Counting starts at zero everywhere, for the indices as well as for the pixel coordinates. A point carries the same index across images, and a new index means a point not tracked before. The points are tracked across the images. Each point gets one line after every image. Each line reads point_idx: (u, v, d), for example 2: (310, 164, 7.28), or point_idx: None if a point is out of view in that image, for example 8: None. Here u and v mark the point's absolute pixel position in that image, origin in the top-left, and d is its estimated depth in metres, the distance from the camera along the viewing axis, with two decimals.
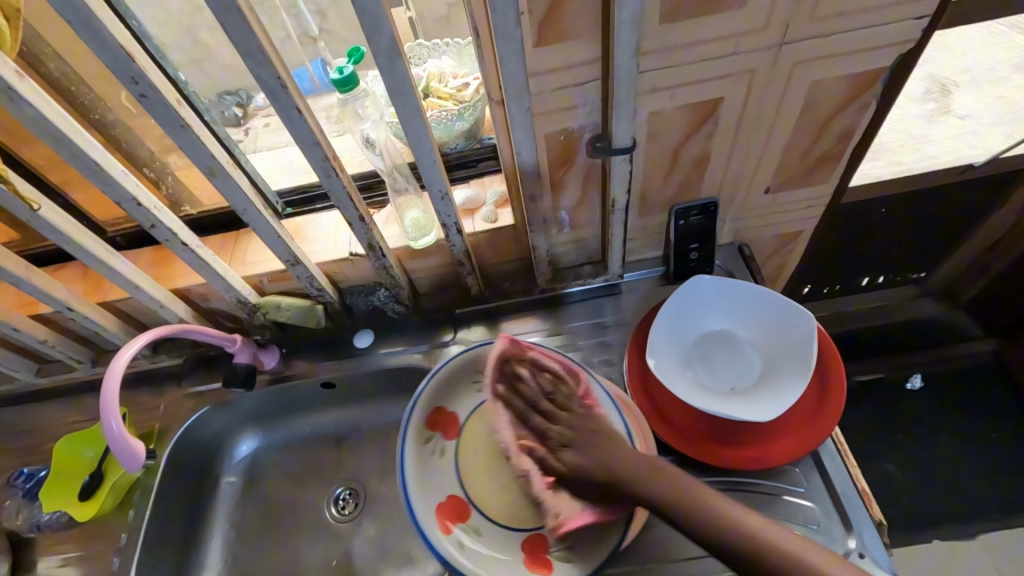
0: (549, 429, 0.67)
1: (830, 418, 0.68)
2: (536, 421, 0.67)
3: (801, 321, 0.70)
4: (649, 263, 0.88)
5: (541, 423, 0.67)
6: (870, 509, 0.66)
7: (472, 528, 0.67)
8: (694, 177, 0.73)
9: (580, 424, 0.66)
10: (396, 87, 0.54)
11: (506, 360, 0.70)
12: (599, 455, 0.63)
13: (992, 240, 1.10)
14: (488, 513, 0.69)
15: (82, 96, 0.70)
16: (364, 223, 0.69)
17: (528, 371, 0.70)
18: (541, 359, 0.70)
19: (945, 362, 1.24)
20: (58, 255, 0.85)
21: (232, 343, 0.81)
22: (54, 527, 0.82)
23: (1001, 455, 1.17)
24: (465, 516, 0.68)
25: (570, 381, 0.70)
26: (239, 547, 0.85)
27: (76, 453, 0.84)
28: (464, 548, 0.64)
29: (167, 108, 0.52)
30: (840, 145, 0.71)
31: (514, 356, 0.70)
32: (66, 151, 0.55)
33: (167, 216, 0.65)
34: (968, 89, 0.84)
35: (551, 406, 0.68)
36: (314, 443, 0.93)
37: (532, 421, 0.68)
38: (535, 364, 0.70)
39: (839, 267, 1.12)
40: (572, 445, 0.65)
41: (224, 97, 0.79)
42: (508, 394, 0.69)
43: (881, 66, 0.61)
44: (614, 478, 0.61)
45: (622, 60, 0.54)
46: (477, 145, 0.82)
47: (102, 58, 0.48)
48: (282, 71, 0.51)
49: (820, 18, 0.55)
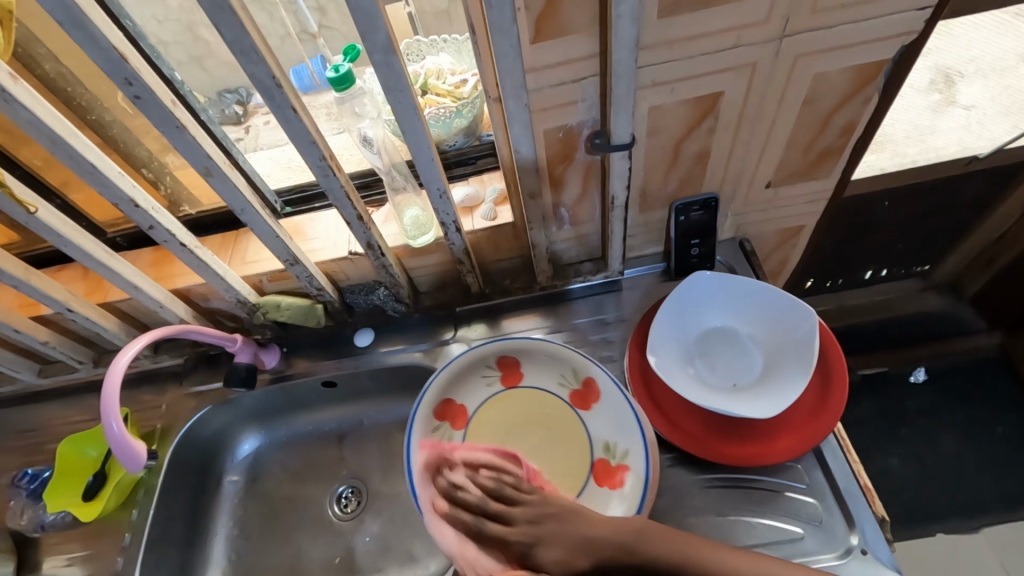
0: (508, 535, 0.57)
1: (832, 415, 0.68)
2: (491, 528, 0.58)
3: (803, 317, 0.70)
4: (650, 259, 0.88)
5: (496, 528, 0.58)
6: (873, 505, 0.66)
7: None
8: (694, 172, 0.73)
9: (537, 512, 0.58)
10: (392, 85, 0.54)
11: (438, 471, 0.66)
12: (580, 540, 0.55)
13: (998, 233, 1.09)
14: None
15: (79, 96, 0.70)
16: (362, 222, 0.69)
17: (463, 476, 0.64)
18: (465, 458, 0.66)
19: (950, 355, 1.23)
20: (58, 256, 0.85)
21: (233, 343, 0.81)
22: (58, 526, 0.83)
23: (1007, 449, 1.17)
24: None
25: (508, 467, 0.64)
26: (243, 546, 0.86)
27: (79, 453, 0.85)
28: None
29: (162, 108, 0.52)
30: (842, 139, 0.70)
31: (441, 463, 0.66)
32: (63, 153, 0.55)
33: (165, 217, 0.65)
34: (975, 80, 0.83)
35: (501, 504, 0.60)
36: (316, 441, 0.93)
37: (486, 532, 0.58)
38: (468, 462, 0.65)
39: (843, 261, 1.11)
40: (538, 541, 0.56)
41: (224, 95, 0.79)
42: (451, 511, 0.61)
43: (883, 59, 0.60)
44: (606, 559, 0.54)
45: (621, 55, 0.53)
46: (476, 142, 0.81)
47: (96, 59, 0.48)
48: (277, 70, 0.51)
49: (821, 11, 0.55)
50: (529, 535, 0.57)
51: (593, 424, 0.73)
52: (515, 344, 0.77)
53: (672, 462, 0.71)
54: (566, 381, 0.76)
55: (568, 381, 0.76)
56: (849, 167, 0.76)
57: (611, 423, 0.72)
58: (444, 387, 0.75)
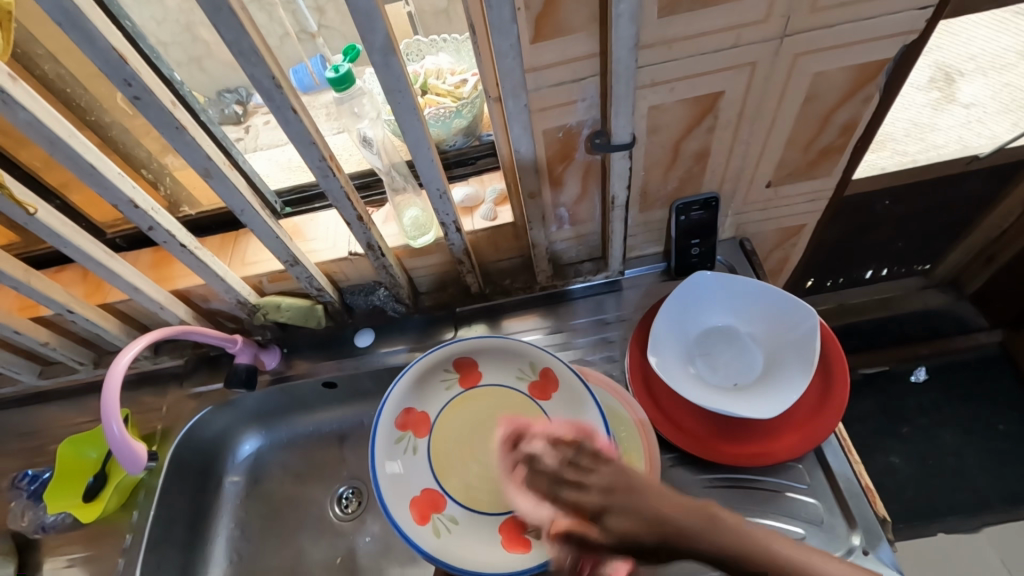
0: (581, 497, 0.56)
1: (833, 415, 0.68)
2: (567, 493, 0.58)
3: (804, 316, 0.70)
4: (650, 259, 0.88)
5: (572, 494, 0.58)
6: (874, 505, 0.65)
7: (449, 518, 0.70)
8: (695, 171, 0.73)
9: (608, 478, 0.56)
10: (391, 85, 0.53)
11: (512, 441, 0.68)
12: (647, 517, 0.51)
13: (998, 231, 1.09)
14: (463, 503, 0.71)
15: (78, 97, 0.70)
16: (362, 223, 0.69)
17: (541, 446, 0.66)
18: (543, 431, 0.68)
19: (951, 354, 1.23)
20: (58, 257, 0.85)
21: (233, 344, 0.81)
22: (59, 528, 0.83)
23: (1008, 448, 1.17)
24: (442, 507, 0.70)
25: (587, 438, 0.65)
26: (244, 547, 0.86)
27: (79, 454, 0.84)
28: (442, 540, 0.67)
29: (162, 109, 0.52)
30: (842, 138, 0.70)
31: (518, 435, 0.69)
32: (61, 154, 0.55)
33: (165, 218, 0.65)
34: (975, 78, 0.83)
35: (575, 472, 0.59)
36: (316, 441, 0.92)
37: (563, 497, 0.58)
38: (549, 434, 0.66)
39: (843, 260, 1.11)
40: (607, 508, 0.54)
41: (224, 95, 0.79)
42: (529, 479, 0.64)
43: (883, 58, 0.60)
44: (670, 536, 0.50)
45: (620, 54, 0.53)
46: (477, 142, 0.81)
47: (95, 60, 0.48)
48: (276, 71, 0.51)
49: (822, 9, 0.55)
50: (600, 504, 0.55)
51: (554, 411, 0.73)
52: (469, 344, 0.76)
53: (673, 462, 0.71)
54: (525, 374, 0.75)
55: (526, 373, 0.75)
56: (850, 167, 0.76)
57: (570, 413, 0.71)
58: (406, 395, 0.74)
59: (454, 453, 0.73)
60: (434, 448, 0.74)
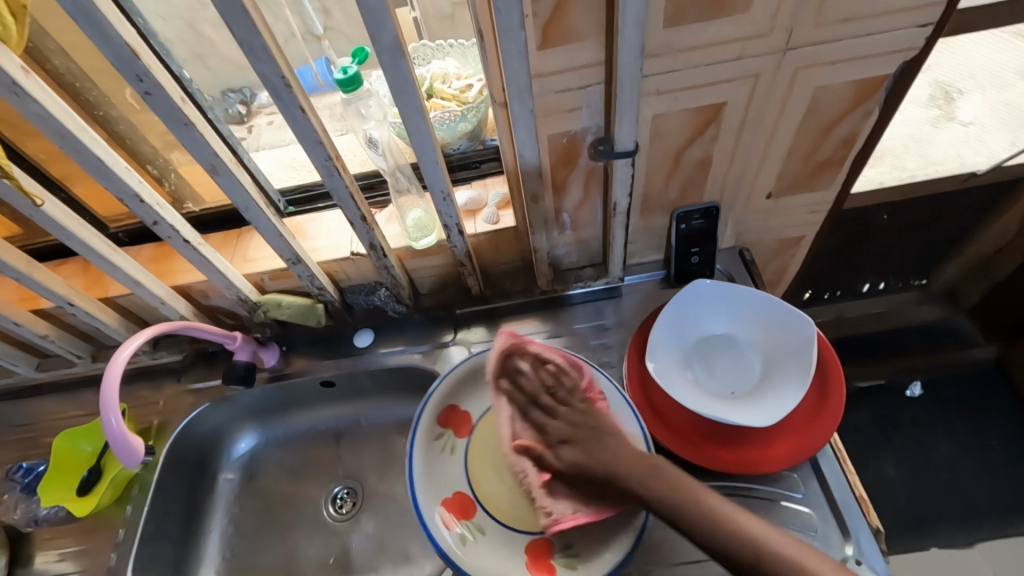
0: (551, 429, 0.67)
1: (829, 424, 0.68)
2: (536, 418, 0.68)
3: (802, 325, 0.70)
4: (650, 266, 0.88)
5: (541, 419, 0.68)
6: (868, 516, 0.66)
7: (476, 526, 0.69)
8: (696, 180, 0.73)
9: (579, 420, 0.67)
10: (399, 87, 0.54)
11: (511, 355, 0.72)
12: (600, 455, 0.63)
13: (994, 248, 1.11)
14: (494, 512, 0.70)
15: (87, 92, 0.70)
16: (366, 223, 0.70)
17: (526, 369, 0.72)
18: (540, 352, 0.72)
19: (946, 368, 1.24)
20: (60, 250, 0.85)
21: (232, 340, 0.82)
22: (51, 521, 0.83)
23: (1003, 463, 1.17)
24: (470, 514, 0.70)
25: (572, 374, 0.71)
26: (237, 544, 0.85)
27: (75, 448, 0.84)
28: (464, 545, 0.67)
29: (171, 105, 0.53)
30: (843, 150, 0.71)
31: (515, 350, 0.72)
32: (70, 147, 0.55)
33: (169, 213, 0.65)
34: (974, 95, 0.84)
35: (552, 400, 0.69)
36: (312, 439, 0.93)
37: (533, 416, 0.69)
38: (540, 356, 0.71)
39: (841, 271, 1.11)
40: (569, 441, 0.66)
41: (228, 94, 0.79)
42: (509, 389, 0.70)
43: (884, 73, 0.61)
44: (620, 478, 0.61)
45: (626, 62, 0.54)
46: (480, 146, 0.82)
47: (107, 55, 0.48)
48: (285, 69, 0.51)
49: (824, 24, 0.56)
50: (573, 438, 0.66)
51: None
52: None
53: None
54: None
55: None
56: (849, 180, 0.77)
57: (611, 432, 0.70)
58: (455, 390, 0.76)
59: (493, 458, 0.74)
60: (474, 450, 0.75)
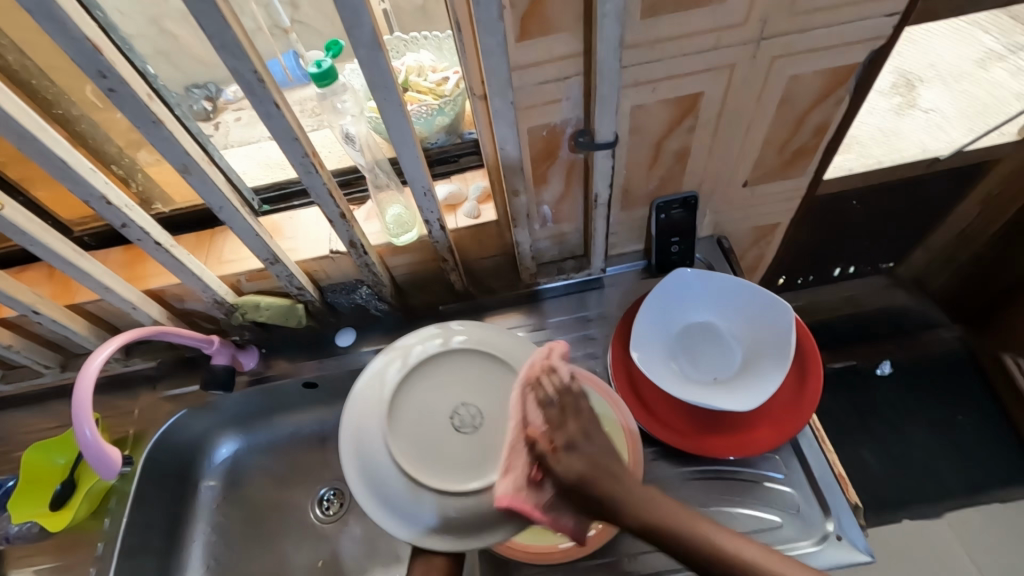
0: (565, 423, 0.57)
1: (807, 407, 0.70)
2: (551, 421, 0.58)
3: (781, 312, 0.72)
4: (631, 257, 0.89)
5: (562, 415, 0.57)
6: (847, 493, 0.68)
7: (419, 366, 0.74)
8: (674, 171, 0.74)
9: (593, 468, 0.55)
10: (377, 81, 0.53)
11: (519, 484, 0.55)
12: (605, 486, 0.55)
13: (957, 231, 1.15)
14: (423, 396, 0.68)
15: (45, 89, 0.67)
16: (345, 220, 0.68)
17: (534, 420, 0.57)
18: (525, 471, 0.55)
19: (913, 349, 1.29)
20: (21, 256, 0.81)
21: (209, 344, 0.79)
22: (26, 538, 0.80)
23: (967, 436, 1.22)
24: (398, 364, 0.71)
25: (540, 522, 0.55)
26: (223, 551, 0.84)
27: (44, 461, 0.81)
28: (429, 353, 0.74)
29: (139, 103, 0.51)
30: (815, 139, 0.73)
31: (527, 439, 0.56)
32: (30, 147, 0.53)
33: (139, 214, 0.63)
34: (934, 84, 0.85)
35: (559, 444, 0.56)
36: (295, 443, 0.91)
37: (553, 410, 0.57)
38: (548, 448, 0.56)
39: (813, 258, 1.15)
40: (579, 447, 0.56)
41: (191, 90, 0.73)
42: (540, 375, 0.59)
43: (854, 61, 0.62)
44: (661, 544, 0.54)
45: (605, 54, 0.54)
46: (459, 140, 0.81)
47: (68, 51, 0.46)
48: (258, 64, 0.50)
49: (796, 13, 0.56)
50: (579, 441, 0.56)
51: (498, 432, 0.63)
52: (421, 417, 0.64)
53: (655, 455, 0.72)
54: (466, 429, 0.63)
55: (464, 423, 0.63)
56: (823, 166, 0.79)
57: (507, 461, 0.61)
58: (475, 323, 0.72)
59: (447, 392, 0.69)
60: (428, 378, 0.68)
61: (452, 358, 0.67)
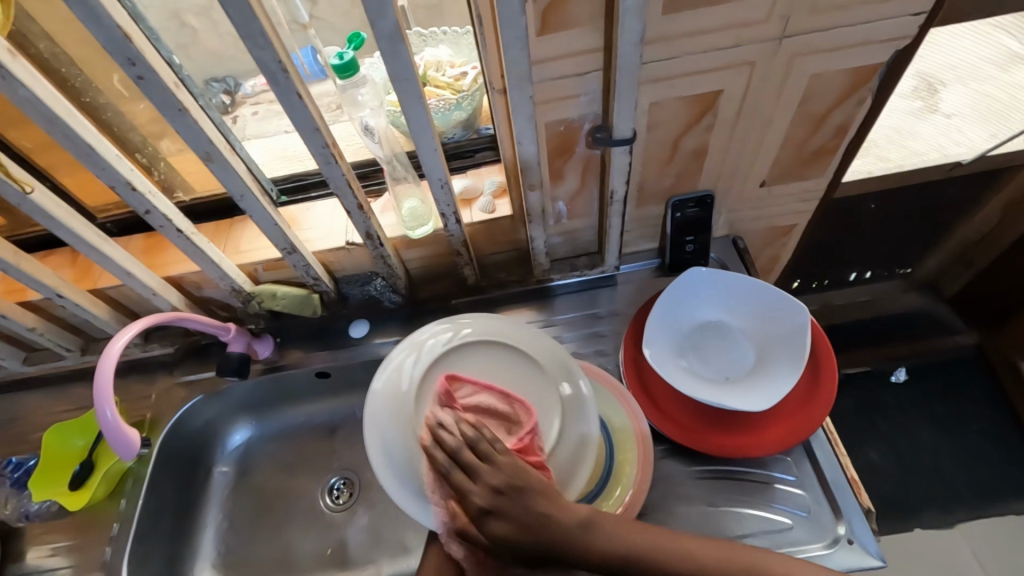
0: (468, 485, 0.54)
1: (819, 409, 0.70)
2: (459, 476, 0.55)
3: (796, 313, 0.71)
4: (645, 255, 0.89)
5: (465, 481, 0.54)
6: (860, 497, 0.68)
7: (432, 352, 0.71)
8: (691, 169, 0.74)
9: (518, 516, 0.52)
10: (398, 73, 0.54)
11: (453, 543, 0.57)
12: (531, 525, 0.52)
13: (978, 236, 1.14)
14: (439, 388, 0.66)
15: (73, 78, 0.68)
16: (362, 211, 0.69)
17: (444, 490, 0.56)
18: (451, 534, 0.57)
19: (930, 355, 1.27)
20: (46, 240, 0.83)
21: (226, 332, 0.81)
22: (44, 516, 0.82)
23: (983, 445, 1.20)
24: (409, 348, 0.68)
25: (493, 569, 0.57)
26: (233, 536, 0.85)
27: (65, 442, 0.83)
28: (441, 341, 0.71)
29: (165, 90, 0.52)
30: (836, 139, 0.72)
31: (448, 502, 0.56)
32: (59, 132, 0.54)
33: (161, 201, 0.64)
34: (955, 88, 0.83)
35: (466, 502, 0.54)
36: (305, 432, 0.92)
37: (454, 480, 0.54)
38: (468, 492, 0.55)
39: (828, 262, 1.14)
40: (496, 510, 0.53)
41: (212, 83, 0.75)
42: (429, 445, 0.57)
43: (877, 61, 0.62)
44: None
45: (626, 49, 0.53)
46: (475, 135, 0.82)
47: (99, 38, 0.47)
48: (282, 54, 0.51)
49: (819, 11, 0.56)
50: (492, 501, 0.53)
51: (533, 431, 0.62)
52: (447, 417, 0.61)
53: (664, 453, 0.72)
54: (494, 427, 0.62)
55: None
56: (843, 166, 0.78)
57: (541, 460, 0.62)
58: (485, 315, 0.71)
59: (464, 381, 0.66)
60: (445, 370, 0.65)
61: (469, 352, 0.64)
